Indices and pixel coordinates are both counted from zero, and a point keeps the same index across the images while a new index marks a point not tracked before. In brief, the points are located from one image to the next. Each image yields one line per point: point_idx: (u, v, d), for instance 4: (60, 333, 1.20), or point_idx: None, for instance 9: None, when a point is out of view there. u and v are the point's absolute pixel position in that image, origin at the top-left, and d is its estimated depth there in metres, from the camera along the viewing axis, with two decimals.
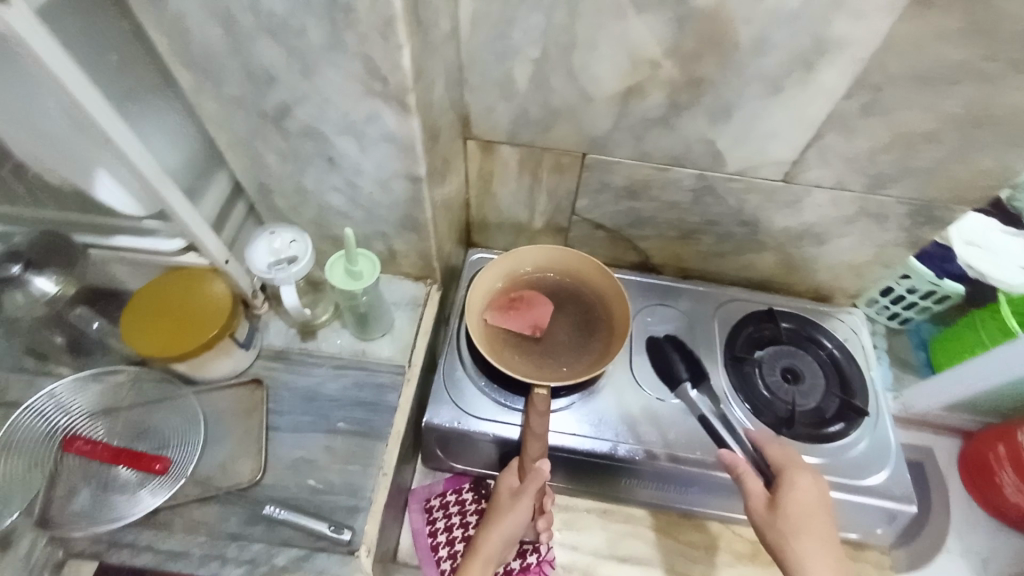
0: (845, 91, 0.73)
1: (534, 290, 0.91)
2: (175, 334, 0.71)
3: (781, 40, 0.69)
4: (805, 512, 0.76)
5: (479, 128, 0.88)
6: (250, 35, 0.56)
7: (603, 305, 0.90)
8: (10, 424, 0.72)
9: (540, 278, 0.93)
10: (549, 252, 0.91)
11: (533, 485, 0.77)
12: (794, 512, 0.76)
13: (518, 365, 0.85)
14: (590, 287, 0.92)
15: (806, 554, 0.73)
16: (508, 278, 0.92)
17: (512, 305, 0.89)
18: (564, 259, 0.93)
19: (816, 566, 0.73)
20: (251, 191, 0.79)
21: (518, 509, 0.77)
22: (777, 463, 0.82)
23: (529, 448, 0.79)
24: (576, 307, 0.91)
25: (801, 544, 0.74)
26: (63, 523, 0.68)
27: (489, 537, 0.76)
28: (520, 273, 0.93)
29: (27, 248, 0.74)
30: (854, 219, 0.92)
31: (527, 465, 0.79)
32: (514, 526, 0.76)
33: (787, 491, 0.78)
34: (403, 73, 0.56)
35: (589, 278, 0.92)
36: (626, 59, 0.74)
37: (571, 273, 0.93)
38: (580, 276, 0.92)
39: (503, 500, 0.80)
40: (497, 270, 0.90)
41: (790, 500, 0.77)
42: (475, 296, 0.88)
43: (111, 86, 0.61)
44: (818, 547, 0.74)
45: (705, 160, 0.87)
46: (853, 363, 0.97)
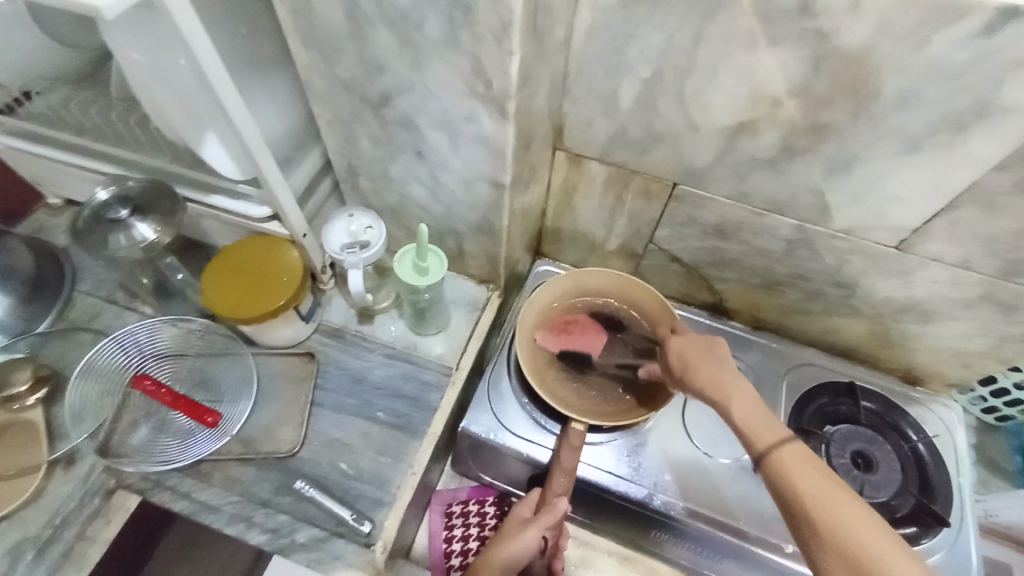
0: (1001, 162, 0.63)
1: (589, 317, 0.87)
2: (246, 297, 0.74)
3: (935, 95, 0.60)
4: (692, 346, 0.70)
5: (571, 140, 0.85)
6: (367, 22, 0.56)
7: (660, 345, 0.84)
8: (95, 351, 0.78)
9: (598, 305, 0.88)
10: (611, 278, 0.86)
11: (548, 517, 0.71)
12: (676, 351, 0.71)
13: (558, 393, 0.82)
14: (648, 322, 0.86)
15: (705, 378, 0.65)
16: (563, 299, 0.88)
17: (564, 331, 0.85)
18: (625, 287, 0.87)
19: (723, 388, 0.64)
20: (339, 171, 0.81)
21: (527, 533, 0.69)
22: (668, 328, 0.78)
23: (557, 482, 0.74)
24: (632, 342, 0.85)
25: (694, 369, 0.67)
26: (119, 453, 0.73)
27: (488, 559, 0.69)
28: (578, 296, 0.88)
29: (137, 195, 0.76)
30: (976, 304, 0.81)
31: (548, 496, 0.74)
32: (519, 554, 0.68)
33: (673, 342, 0.72)
34: (509, 80, 0.54)
35: (649, 313, 0.85)
36: (746, 92, 0.68)
37: (632, 305, 0.87)
38: (640, 309, 0.86)
39: (512, 524, 0.73)
40: (554, 289, 0.86)
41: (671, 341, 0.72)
42: (528, 313, 0.84)
43: (234, 55, 0.64)
44: (711, 367, 0.66)
45: (811, 211, 0.79)
46: (939, 464, 0.86)
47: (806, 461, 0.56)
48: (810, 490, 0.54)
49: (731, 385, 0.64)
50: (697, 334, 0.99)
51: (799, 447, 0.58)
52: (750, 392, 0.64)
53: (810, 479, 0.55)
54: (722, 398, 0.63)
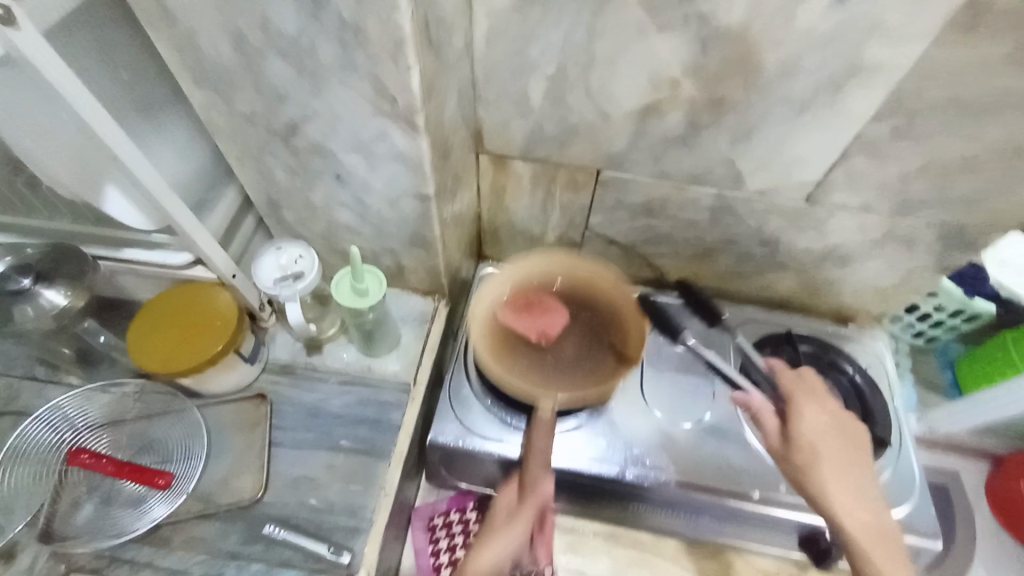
0: (877, 113, 0.69)
1: (548, 294, 0.80)
2: (180, 346, 0.71)
3: (810, 61, 0.66)
4: (835, 437, 0.74)
5: (492, 143, 0.86)
6: (260, 54, 0.55)
7: (620, 319, 0.80)
8: (20, 434, 0.73)
9: (554, 282, 0.82)
10: (564, 255, 0.81)
11: (533, 499, 0.73)
12: (809, 445, 0.74)
13: (520, 376, 0.78)
14: (606, 297, 0.81)
15: (833, 481, 0.71)
16: (516, 279, 0.82)
17: (521, 311, 0.79)
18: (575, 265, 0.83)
19: (839, 486, 0.70)
20: (260, 205, 0.78)
21: (516, 524, 0.70)
22: (785, 391, 0.81)
23: (532, 465, 0.75)
24: (589, 319, 0.79)
25: (822, 473, 0.71)
26: (64, 537, 0.68)
27: (478, 558, 0.68)
28: (532, 276, 0.82)
29: (37, 260, 0.71)
30: (882, 243, 0.88)
31: (527, 481, 0.75)
32: (510, 547, 0.69)
33: (788, 427, 0.77)
34: (413, 95, 0.55)
35: (605, 289, 0.82)
36: (646, 77, 0.71)
37: (588, 282, 0.82)
38: (596, 284, 0.81)
39: (499, 517, 0.73)
40: (503, 272, 0.81)
41: (801, 429, 0.75)
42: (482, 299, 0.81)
43: (119, 99, 0.61)
44: (847, 472, 0.72)
45: (725, 179, 0.84)
46: (875, 391, 0.93)
47: (846, 489, 0.71)
48: (849, 516, 0.69)
49: (853, 486, 0.71)
50: None
51: (847, 479, 0.72)
52: (844, 487, 0.71)
53: (845, 500, 0.70)
54: (838, 498, 0.70)
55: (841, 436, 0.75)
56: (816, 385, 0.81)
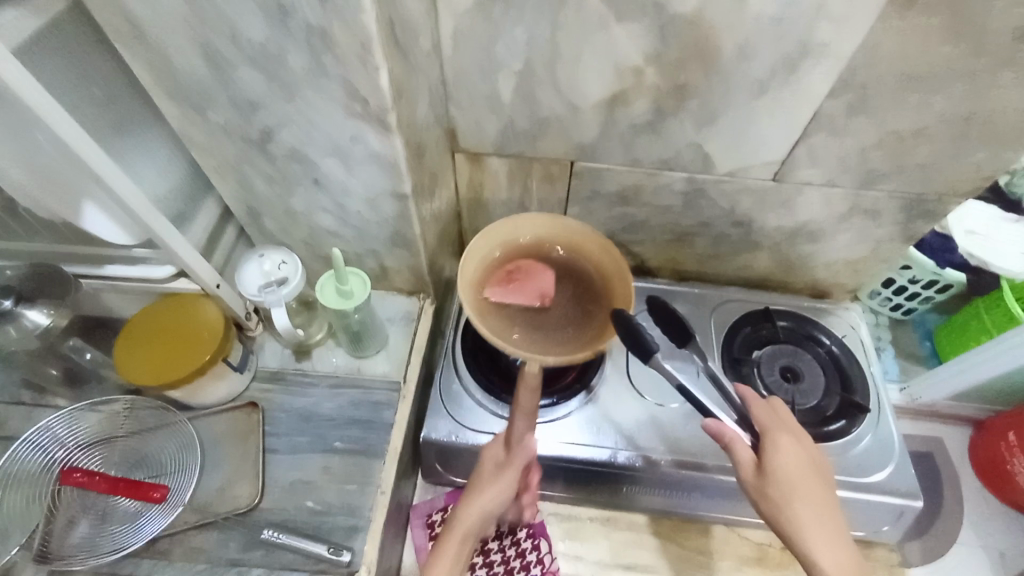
0: (831, 90, 0.72)
1: (532, 261, 0.81)
2: (166, 358, 0.72)
3: (763, 42, 0.68)
4: (807, 475, 0.69)
5: (467, 141, 0.88)
6: (229, 62, 0.56)
7: (605, 283, 0.80)
8: (9, 458, 0.72)
9: (541, 251, 0.83)
10: (550, 222, 0.82)
11: (521, 458, 0.73)
12: (785, 478, 0.68)
13: (515, 328, 0.76)
14: (592, 264, 0.81)
15: (809, 524, 0.66)
16: (505, 248, 0.83)
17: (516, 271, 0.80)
18: (564, 230, 0.83)
19: (816, 533, 0.66)
20: (240, 214, 0.79)
21: (503, 479, 0.71)
22: (759, 424, 0.74)
23: (517, 423, 0.74)
24: (573, 288, 0.79)
25: (797, 509, 0.67)
26: (62, 556, 0.68)
27: (463, 515, 0.70)
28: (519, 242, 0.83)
29: (16, 282, 0.71)
30: (848, 216, 0.91)
31: (513, 437, 0.74)
32: (495, 502, 0.70)
33: (764, 463, 0.70)
34: (383, 95, 0.56)
35: (589, 255, 0.81)
36: (610, 67, 0.74)
37: (573, 249, 0.82)
38: (582, 252, 0.82)
39: (484, 470, 0.74)
40: (492, 236, 0.81)
41: (777, 465, 0.69)
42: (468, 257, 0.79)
43: (93, 115, 0.62)
44: (818, 511, 0.67)
45: (695, 163, 0.87)
46: (852, 359, 0.96)
47: (821, 526, 0.66)
48: (824, 555, 0.65)
49: (830, 529, 0.66)
50: None
51: (821, 514, 0.67)
52: (821, 530, 0.66)
53: (822, 541, 0.65)
54: (814, 542, 0.65)
55: (813, 469, 0.70)
56: (787, 417, 0.75)
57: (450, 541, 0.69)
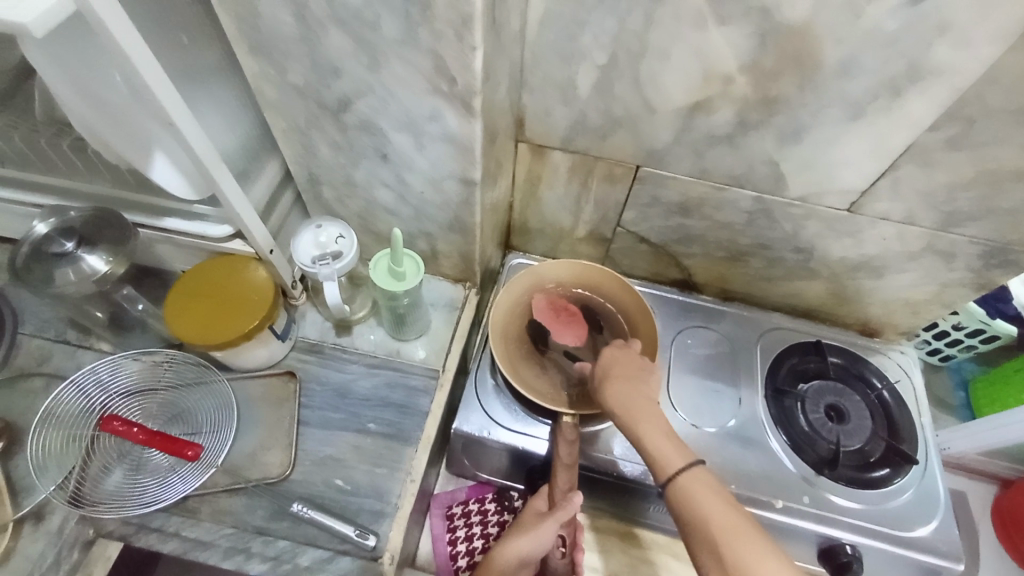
0: (934, 120, 0.68)
1: (559, 305, 0.88)
2: (214, 319, 0.71)
3: (872, 61, 0.64)
4: (625, 369, 0.73)
5: (533, 131, 0.85)
6: (320, 24, 0.54)
7: (633, 328, 0.87)
8: (55, 397, 0.73)
9: (589, 299, 0.90)
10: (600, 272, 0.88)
11: (561, 513, 0.72)
12: (601, 369, 0.74)
13: (540, 377, 0.83)
14: (626, 321, 0.87)
15: (616, 395, 0.70)
16: (529, 292, 0.89)
17: (552, 301, 0.88)
18: (588, 273, 0.90)
19: (619, 405, 0.68)
20: (300, 181, 0.78)
21: (540, 532, 0.71)
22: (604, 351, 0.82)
23: (558, 478, 0.75)
24: (599, 329, 0.87)
25: (605, 387, 0.71)
26: (94, 501, 0.68)
27: (501, 552, 0.72)
28: (568, 291, 0.91)
29: (80, 224, 0.71)
30: (921, 255, 0.87)
31: (557, 493, 0.75)
32: (534, 548, 0.71)
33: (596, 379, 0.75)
34: (473, 75, 0.54)
35: (621, 300, 0.88)
36: (699, 71, 0.70)
37: (610, 301, 0.89)
38: (623, 308, 0.88)
39: (529, 519, 0.75)
40: (518, 285, 0.88)
41: (600, 361, 0.76)
42: (502, 298, 0.86)
43: (173, 63, 0.60)
44: (626, 388, 0.70)
45: (767, 181, 0.83)
46: (902, 407, 0.92)
47: (615, 397, 0.69)
48: (629, 418, 0.67)
49: (636, 405, 0.68)
50: (671, 309, 1.02)
51: (608, 394, 0.70)
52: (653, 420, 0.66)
53: (619, 408, 0.68)
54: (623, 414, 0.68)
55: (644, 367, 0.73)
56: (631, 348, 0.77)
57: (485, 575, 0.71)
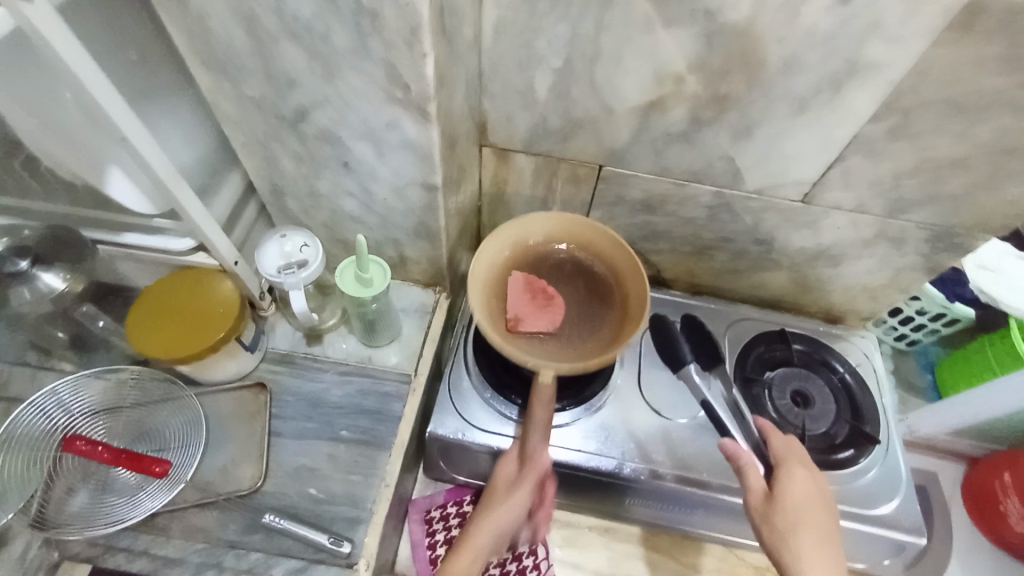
0: (872, 114, 0.72)
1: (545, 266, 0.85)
2: (181, 333, 0.70)
3: (811, 59, 0.67)
4: (818, 517, 0.68)
5: (496, 136, 0.86)
6: (273, 37, 0.55)
7: (620, 289, 0.84)
8: (14, 419, 0.71)
9: (576, 257, 0.87)
10: (571, 223, 0.85)
11: (534, 471, 0.74)
12: (792, 507, 0.69)
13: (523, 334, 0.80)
14: (614, 278, 0.84)
15: (806, 548, 0.66)
16: (514, 247, 0.86)
17: (527, 279, 0.83)
18: (576, 229, 0.86)
19: (816, 558, 0.65)
20: (263, 193, 0.78)
21: (515, 496, 0.71)
22: (776, 454, 0.77)
23: (531, 438, 0.77)
24: (586, 287, 0.85)
25: (799, 536, 0.67)
26: (59, 523, 0.67)
27: (479, 527, 0.69)
28: (553, 247, 0.87)
29: (33, 242, 0.70)
30: (874, 242, 0.90)
31: (528, 453, 0.76)
32: (512, 515, 0.70)
33: (746, 484, 0.73)
34: (426, 82, 0.55)
35: (610, 260, 0.85)
36: (651, 74, 0.73)
37: (588, 252, 0.86)
38: (600, 255, 0.85)
39: (498, 489, 0.74)
40: (503, 236, 0.85)
41: (788, 494, 0.71)
42: (485, 252, 0.83)
43: (128, 82, 0.60)
44: (823, 542, 0.67)
45: (724, 177, 0.86)
46: (865, 390, 0.95)
47: (820, 550, 0.66)
48: (809, 564, 0.65)
49: (833, 562, 0.65)
50: None
51: (808, 546, 0.66)
52: (808, 542, 0.66)
53: (812, 562, 0.65)
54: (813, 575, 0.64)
55: (832, 511, 0.71)
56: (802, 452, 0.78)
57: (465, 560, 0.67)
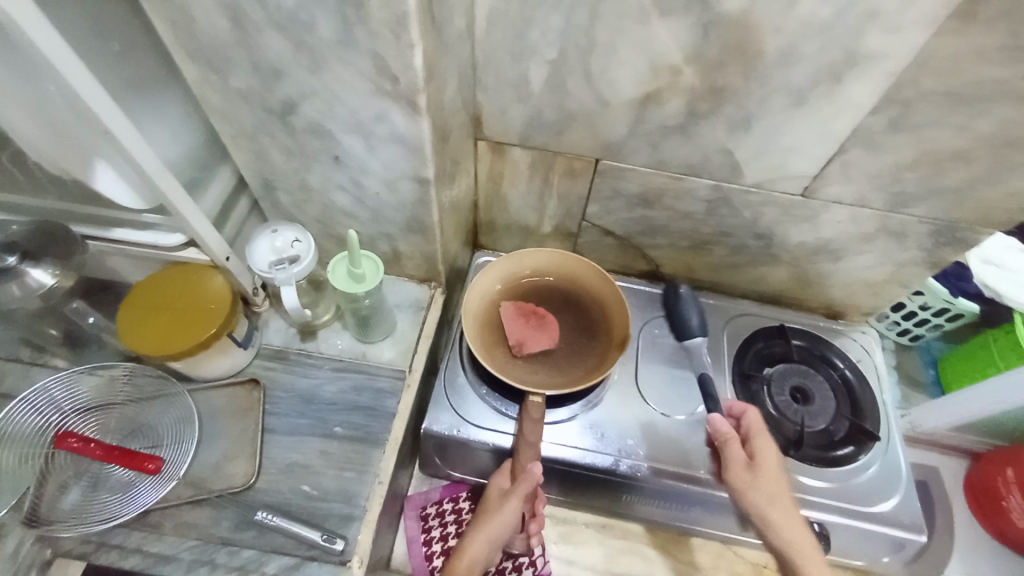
0: (872, 105, 0.70)
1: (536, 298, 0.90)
2: (174, 329, 0.69)
3: (810, 49, 0.66)
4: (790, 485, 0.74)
5: (491, 129, 0.85)
6: (257, 27, 0.54)
7: (606, 316, 0.89)
8: (4, 417, 0.70)
9: (564, 286, 0.91)
10: (553, 257, 0.90)
11: (525, 486, 0.73)
12: (771, 475, 0.74)
13: (516, 363, 0.84)
14: (601, 306, 0.89)
15: (784, 512, 0.71)
16: (505, 281, 0.91)
17: (519, 306, 0.88)
18: (563, 261, 0.91)
19: (791, 521, 0.71)
20: (255, 187, 0.77)
21: (504, 509, 0.72)
22: (749, 427, 0.80)
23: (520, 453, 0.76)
24: (574, 316, 0.89)
25: (778, 501, 0.72)
26: (52, 521, 0.67)
27: (474, 538, 0.72)
28: (542, 279, 0.92)
29: (22, 238, 0.69)
30: (874, 236, 0.89)
31: (520, 467, 0.76)
32: (501, 527, 0.72)
33: (728, 462, 0.77)
34: (414, 73, 0.54)
35: (596, 289, 0.90)
36: (646, 65, 0.71)
37: (574, 284, 0.91)
38: (588, 286, 0.90)
39: (491, 501, 0.76)
40: (494, 272, 0.89)
41: (765, 464, 0.75)
42: (477, 287, 0.87)
43: (114, 75, 0.59)
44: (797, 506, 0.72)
45: (722, 170, 0.84)
46: (864, 385, 0.94)
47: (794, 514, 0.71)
48: (786, 527, 0.70)
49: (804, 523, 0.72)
50: (637, 301, 1.03)
51: (783, 510, 0.72)
52: (792, 520, 0.71)
53: (788, 525, 0.71)
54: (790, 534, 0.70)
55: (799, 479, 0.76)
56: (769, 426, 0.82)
57: (462, 567, 0.70)
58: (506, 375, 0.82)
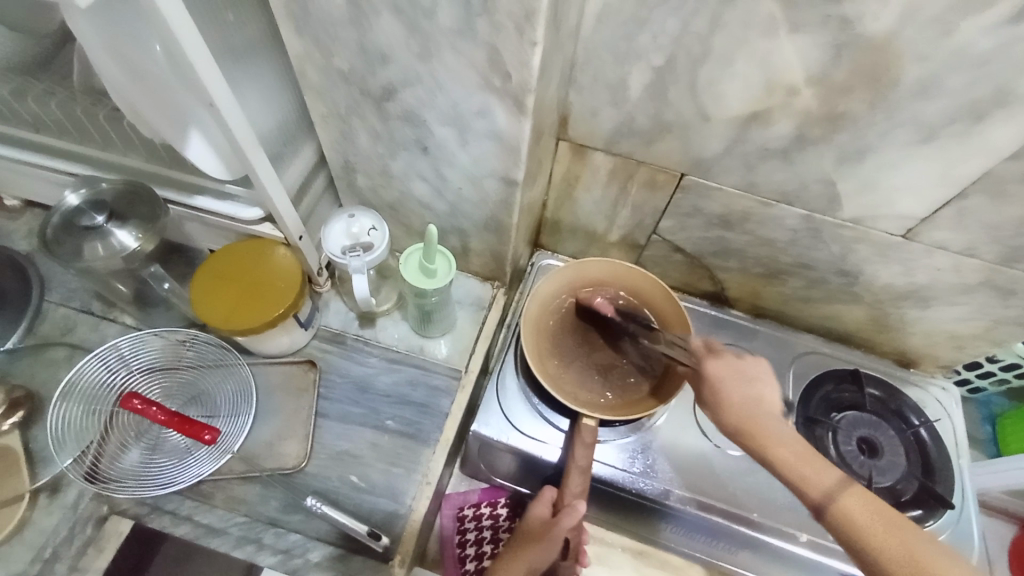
0: (1016, 149, 0.63)
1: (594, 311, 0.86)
2: (242, 305, 0.69)
3: (957, 83, 0.59)
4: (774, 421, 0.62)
5: (576, 130, 0.81)
6: (372, 10, 0.51)
7: None
8: (77, 370, 0.72)
9: (626, 301, 0.86)
10: (617, 268, 0.85)
11: (567, 518, 0.67)
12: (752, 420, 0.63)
13: (568, 379, 0.81)
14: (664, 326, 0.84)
15: (786, 461, 0.59)
16: (565, 289, 0.86)
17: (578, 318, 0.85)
18: (627, 274, 0.86)
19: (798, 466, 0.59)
20: (333, 166, 0.76)
21: (547, 539, 0.66)
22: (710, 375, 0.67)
23: (572, 481, 0.71)
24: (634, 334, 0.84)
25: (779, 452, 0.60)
26: (110, 479, 0.68)
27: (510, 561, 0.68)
28: (603, 291, 0.87)
29: (111, 198, 0.69)
30: (975, 289, 0.82)
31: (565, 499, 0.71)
32: (539, 559, 0.66)
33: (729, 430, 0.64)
34: (529, 72, 0.50)
35: (659, 307, 0.85)
36: (762, 81, 0.66)
37: (636, 299, 0.86)
38: (651, 303, 0.85)
39: (532, 529, 0.70)
40: (555, 280, 0.85)
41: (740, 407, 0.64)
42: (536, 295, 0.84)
43: (217, 42, 0.58)
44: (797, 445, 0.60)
45: (819, 201, 0.78)
46: (940, 449, 0.87)
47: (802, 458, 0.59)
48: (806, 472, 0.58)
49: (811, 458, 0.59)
50: (702, 326, 1.01)
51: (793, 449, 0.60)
52: (812, 466, 0.58)
53: (807, 473, 0.58)
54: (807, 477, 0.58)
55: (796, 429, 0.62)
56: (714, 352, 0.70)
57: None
58: (558, 390, 0.79)
